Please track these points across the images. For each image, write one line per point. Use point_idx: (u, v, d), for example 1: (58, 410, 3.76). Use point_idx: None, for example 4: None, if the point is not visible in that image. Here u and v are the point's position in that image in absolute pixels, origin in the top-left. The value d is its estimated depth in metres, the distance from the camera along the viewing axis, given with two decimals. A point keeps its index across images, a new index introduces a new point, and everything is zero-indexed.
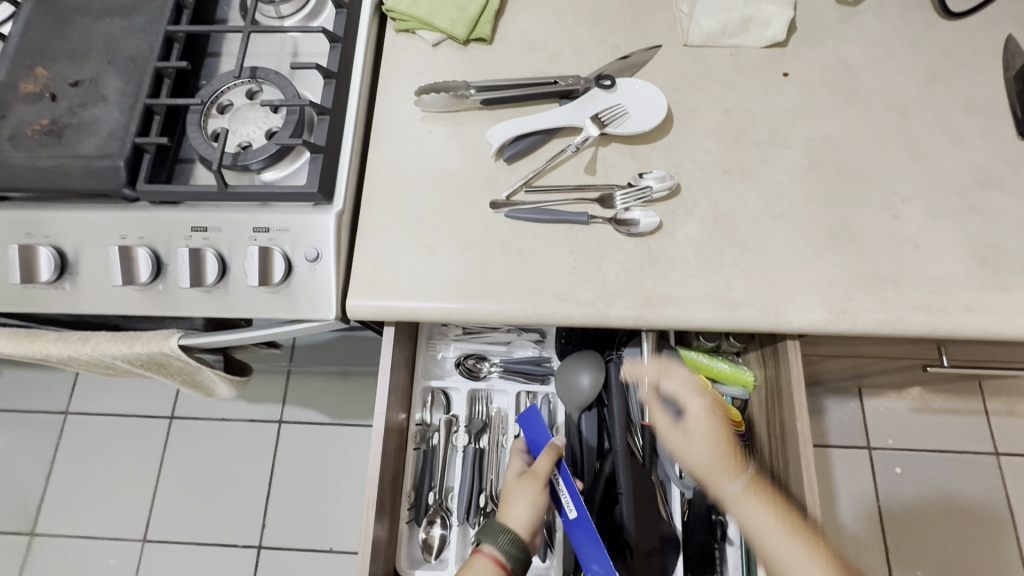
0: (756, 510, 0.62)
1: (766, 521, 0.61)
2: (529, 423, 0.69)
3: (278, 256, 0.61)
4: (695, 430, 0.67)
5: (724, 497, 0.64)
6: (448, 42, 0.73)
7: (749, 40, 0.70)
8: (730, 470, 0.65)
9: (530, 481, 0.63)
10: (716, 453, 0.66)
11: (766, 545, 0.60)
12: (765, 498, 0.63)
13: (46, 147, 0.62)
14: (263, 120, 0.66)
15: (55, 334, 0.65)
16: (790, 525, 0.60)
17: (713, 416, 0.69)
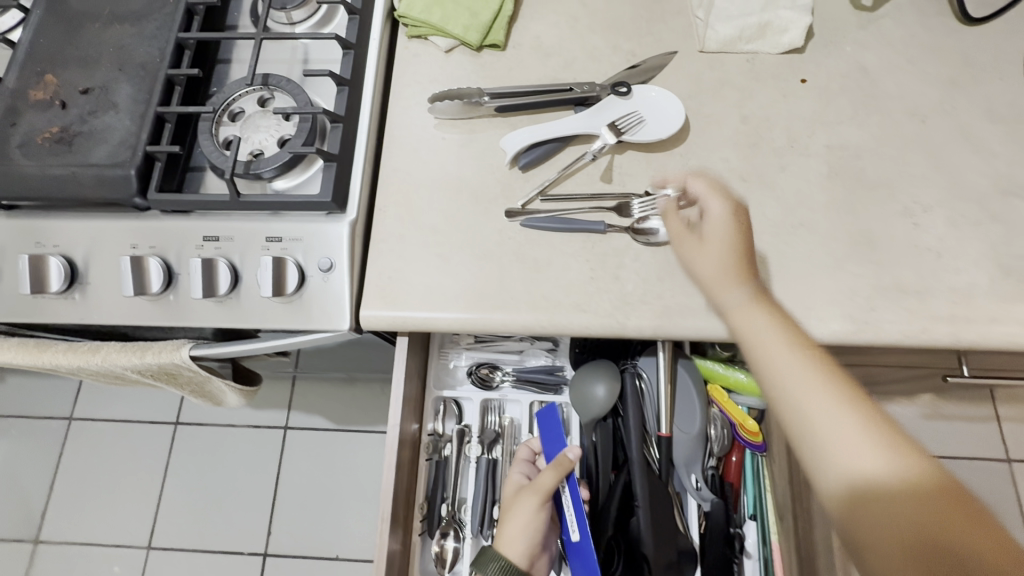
0: (760, 319, 0.49)
1: (771, 334, 0.48)
2: (546, 423, 0.66)
3: (292, 266, 0.60)
4: (714, 215, 0.55)
5: (724, 306, 0.51)
6: (461, 48, 0.72)
7: (765, 47, 0.69)
8: (745, 264, 0.53)
9: (530, 498, 0.62)
10: (727, 246, 0.53)
11: (759, 365, 0.48)
12: (772, 309, 0.50)
13: (57, 156, 0.62)
14: (275, 128, 0.65)
15: (65, 344, 0.64)
16: (793, 333, 0.48)
17: (739, 220, 0.55)
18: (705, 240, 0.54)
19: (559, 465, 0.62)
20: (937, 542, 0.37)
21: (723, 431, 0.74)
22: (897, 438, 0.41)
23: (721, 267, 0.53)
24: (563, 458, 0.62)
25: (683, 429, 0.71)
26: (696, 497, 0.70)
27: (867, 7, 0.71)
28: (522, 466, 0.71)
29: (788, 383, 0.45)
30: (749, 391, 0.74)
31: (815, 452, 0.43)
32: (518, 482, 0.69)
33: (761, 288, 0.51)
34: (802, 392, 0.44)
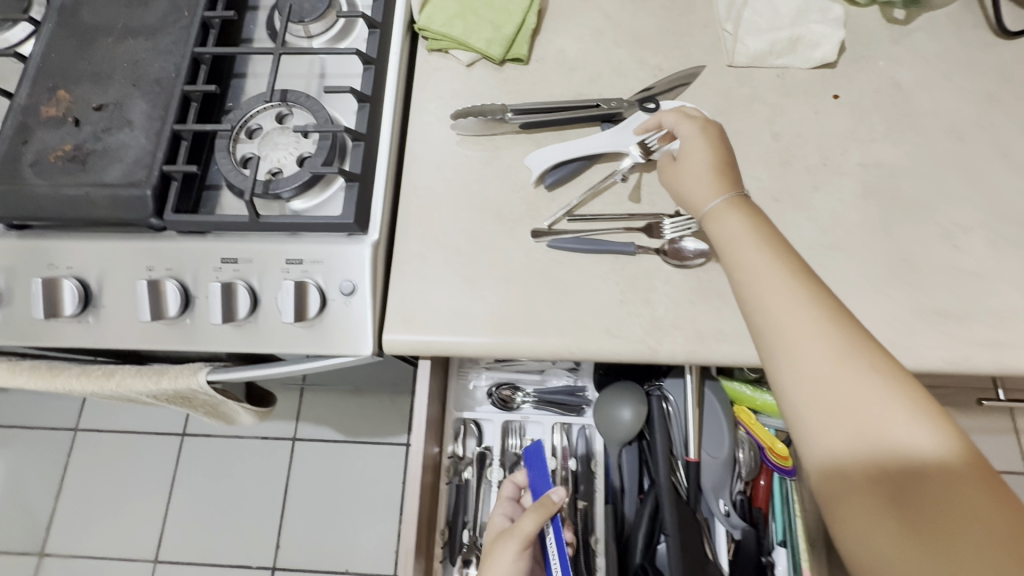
0: (735, 224, 0.50)
1: (742, 235, 0.50)
2: (534, 461, 0.62)
3: (313, 290, 0.58)
4: (687, 135, 0.57)
5: (700, 211, 0.54)
6: (483, 62, 0.71)
7: (797, 61, 0.67)
8: (723, 178, 0.54)
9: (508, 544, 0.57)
10: (707, 163, 0.55)
11: (738, 276, 0.48)
12: (755, 219, 0.51)
13: (70, 175, 0.60)
14: (294, 145, 0.63)
15: (78, 368, 0.62)
16: (777, 245, 0.48)
17: (712, 137, 0.57)
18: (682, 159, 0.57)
19: (540, 507, 0.57)
20: (898, 440, 0.38)
21: (751, 456, 0.74)
22: (863, 338, 0.42)
23: (699, 179, 0.55)
24: (545, 499, 0.58)
25: (711, 454, 0.69)
26: (726, 523, 0.69)
27: (899, 20, 0.69)
28: (504, 506, 0.67)
29: (766, 289, 0.46)
30: (776, 414, 0.73)
31: (783, 355, 0.44)
32: (502, 522, 0.66)
33: (739, 197, 0.52)
34: (776, 293, 0.45)
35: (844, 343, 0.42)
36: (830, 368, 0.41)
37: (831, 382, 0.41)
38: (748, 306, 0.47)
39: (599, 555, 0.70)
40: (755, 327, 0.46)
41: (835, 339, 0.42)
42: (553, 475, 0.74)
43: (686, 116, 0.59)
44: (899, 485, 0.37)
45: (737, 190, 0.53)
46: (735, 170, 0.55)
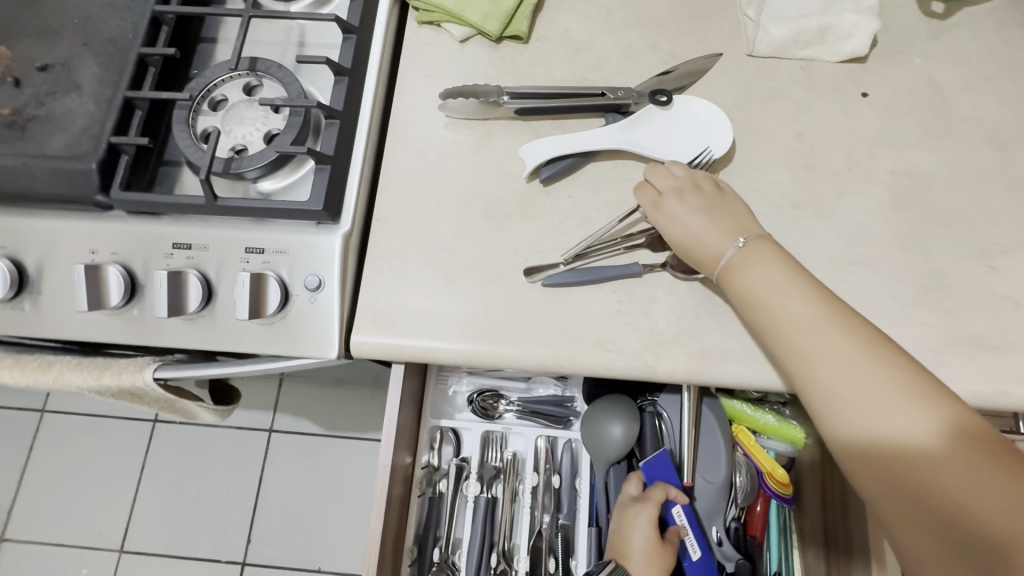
0: (761, 271, 0.48)
1: (769, 283, 0.47)
2: (664, 464, 0.62)
3: (274, 282, 0.52)
4: (671, 209, 0.53)
5: (716, 265, 0.50)
6: (478, 38, 0.64)
7: (824, 54, 0.61)
8: (721, 238, 0.50)
9: (668, 552, 0.57)
10: (700, 222, 0.51)
11: (773, 330, 0.47)
12: (775, 264, 0.48)
13: (6, 143, 0.53)
14: (262, 121, 0.56)
15: (12, 357, 0.56)
16: (808, 287, 0.47)
17: (693, 195, 0.53)
18: (674, 239, 0.52)
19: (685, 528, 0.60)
20: (949, 472, 0.38)
21: (749, 481, 0.67)
22: (914, 377, 0.42)
23: (697, 253, 0.51)
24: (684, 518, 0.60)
25: (706, 477, 0.64)
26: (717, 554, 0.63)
27: (938, 14, 0.63)
28: (650, 508, 0.58)
29: (810, 340, 0.45)
30: (779, 436, 0.68)
31: (837, 407, 0.43)
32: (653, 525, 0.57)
33: (742, 252, 0.49)
34: (820, 343, 0.44)
35: (897, 385, 0.42)
36: (884, 415, 0.41)
37: (879, 419, 0.41)
38: (788, 358, 0.46)
39: None
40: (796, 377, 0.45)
41: (886, 382, 0.42)
42: (534, 491, 0.69)
43: (660, 183, 0.54)
44: (957, 515, 0.37)
45: (739, 240, 0.50)
46: (733, 213, 0.52)
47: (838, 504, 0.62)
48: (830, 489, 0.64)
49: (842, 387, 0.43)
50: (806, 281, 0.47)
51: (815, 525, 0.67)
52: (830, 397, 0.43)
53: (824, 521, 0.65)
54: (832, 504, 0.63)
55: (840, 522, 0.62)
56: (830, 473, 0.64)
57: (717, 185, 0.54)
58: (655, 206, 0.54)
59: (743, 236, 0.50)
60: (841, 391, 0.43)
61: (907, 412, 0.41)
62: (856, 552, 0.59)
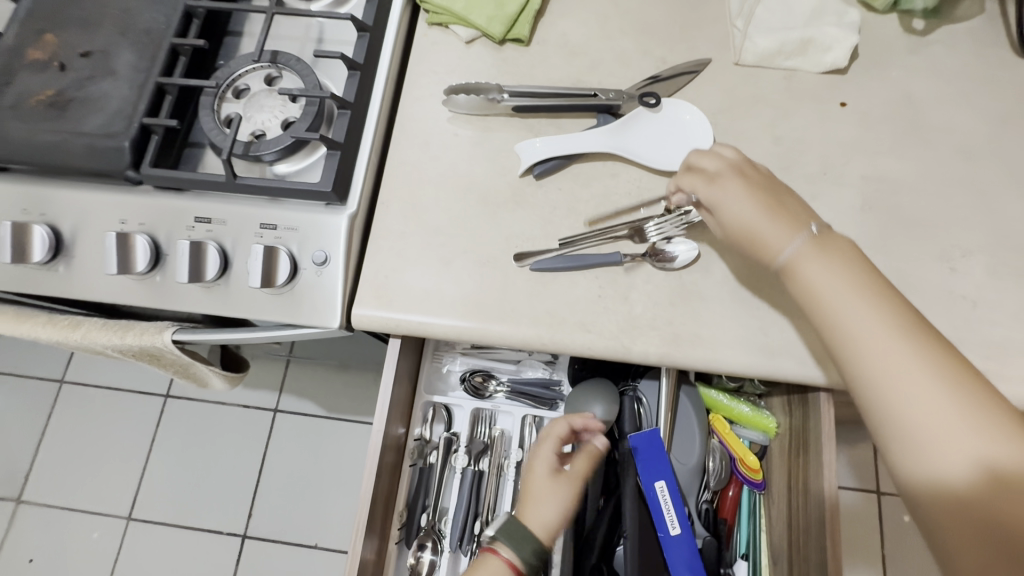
0: (823, 265, 0.46)
1: (831, 278, 0.45)
2: (648, 446, 0.65)
3: (284, 255, 0.57)
4: (726, 193, 0.52)
5: (778, 255, 0.48)
6: (483, 40, 0.68)
7: (806, 64, 0.65)
8: (787, 224, 0.49)
9: (567, 482, 0.58)
10: (762, 211, 0.50)
11: (833, 333, 0.45)
12: (844, 263, 0.46)
13: (48, 121, 0.58)
14: (280, 109, 0.61)
15: (45, 316, 0.62)
16: (876, 293, 0.44)
17: (751, 184, 0.52)
18: (728, 220, 0.52)
19: (594, 453, 0.61)
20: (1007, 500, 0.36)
21: (721, 465, 0.71)
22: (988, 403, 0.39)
23: (758, 235, 0.50)
24: (591, 446, 0.62)
25: (681, 460, 0.69)
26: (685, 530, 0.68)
27: (918, 30, 0.67)
28: (550, 444, 0.60)
29: (876, 352, 0.42)
30: (753, 425, 0.71)
31: (903, 425, 0.40)
32: (551, 459, 0.60)
33: (807, 244, 0.47)
34: (889, 355, 0.42)
35: (960, 401, 0.39)
36: (943, 430, 0.39)
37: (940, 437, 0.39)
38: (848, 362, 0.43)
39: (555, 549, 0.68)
40: (856, 383, 0.43)
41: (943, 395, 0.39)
42: (519, 467, 0.73)
43: (714, 167, 0.54)
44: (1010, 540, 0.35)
45: (809, 229, 0.48)
46: (794, 205, 0.51)
47: (801, 488, 0.62)
48: (796, 473, 0.64)
49: (903, 404, 0.40)
50: (870, 280, 0.45)
51: (781, 511, 0.67)
52: (897, 415, 0.40)
53: (788, 507, 0.65)
54: (795, 489, 0.64)
55: (802, 507, 0.62)
56: (795, 457, 0.65)
57: (772, 180, 0.53)
58: (710, 190, 0.53)
59: (812, 227, 0.49)
60: (904, 407, 0.40)
61: (974, 440, 0.38)
62: (813, 537, 0.59)
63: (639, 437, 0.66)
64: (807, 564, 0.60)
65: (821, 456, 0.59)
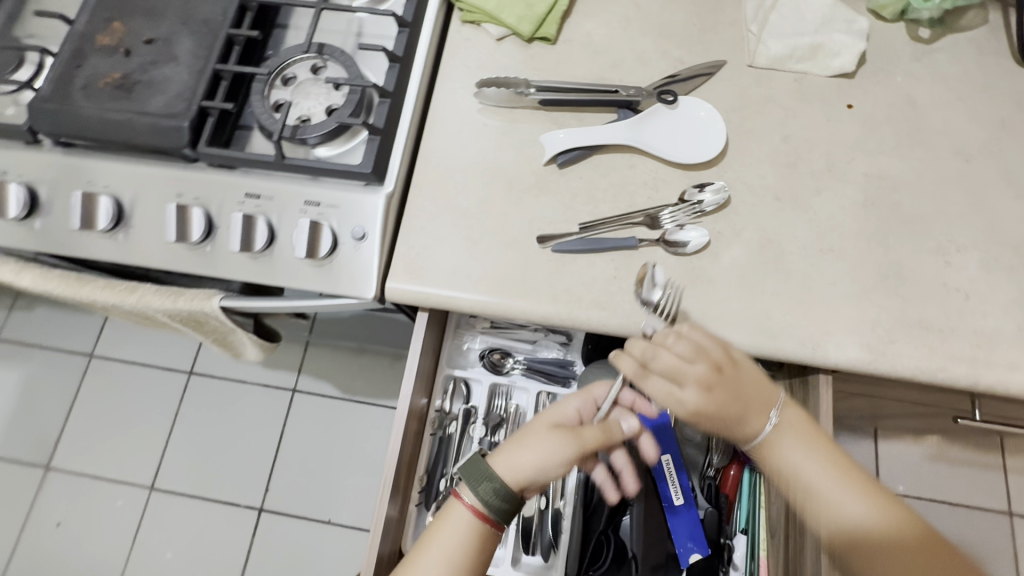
0: (791, 446, 0.54)
1: (801, 459, 0.53)
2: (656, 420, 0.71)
3: (326, 230, 0.62)
4: (692, 399, 0.52)
5: (758, 441, 0.54)
6: (512, 37, 0.73)
7: (815, 68, 0.69)
8: (755, 414, 0.54)
9: (563, 435, 0.54)
10: (729, 406, 0.53)
11: (805, 500, 0.53)
12: (797, 434, 0.54)
13: (115, 101, 0.64)
14: (324, 96, 0.67)
15: (103, 281, 0.67)
16: (820, 449, 0.54)
17: (712, 382, 0.52)
18: (704, 423, 0.54)
19: (614, 432, 0.56)
20: None
21: (724, 444, 0.74)
22: (913, 527, 0.51)
23: (731, 431, 0.54)
24: (615, 424, 0.57)
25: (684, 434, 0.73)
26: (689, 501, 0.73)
27: (923, 38, 0.71)
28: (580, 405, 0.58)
29: (841, 509, 0.51)
30: None
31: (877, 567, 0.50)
32: (573, 415, 0.58)
33: (778, 429, 0.53)
34: (846, 516, 0.51)
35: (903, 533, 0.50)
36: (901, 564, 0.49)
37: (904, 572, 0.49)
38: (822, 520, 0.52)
39: (564, 517, 0.72)
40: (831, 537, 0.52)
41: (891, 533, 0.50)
42: None
43: (668, 364, 0.53)
44: None
45: (774, 414, 0.54)
46: (754, 385, 0.54)
47: None
48: None
49: (874, 550, 0.50)
50: (818, 443, 0.54)
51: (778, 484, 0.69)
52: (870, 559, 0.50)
53: None
54: None
55: None
56: None
57: (727, 359, 0.54)
58: (674, 395, 0.53)
59: (773, 409, 0.54)
60: (874, 552, 0.50)
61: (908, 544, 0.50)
62: None
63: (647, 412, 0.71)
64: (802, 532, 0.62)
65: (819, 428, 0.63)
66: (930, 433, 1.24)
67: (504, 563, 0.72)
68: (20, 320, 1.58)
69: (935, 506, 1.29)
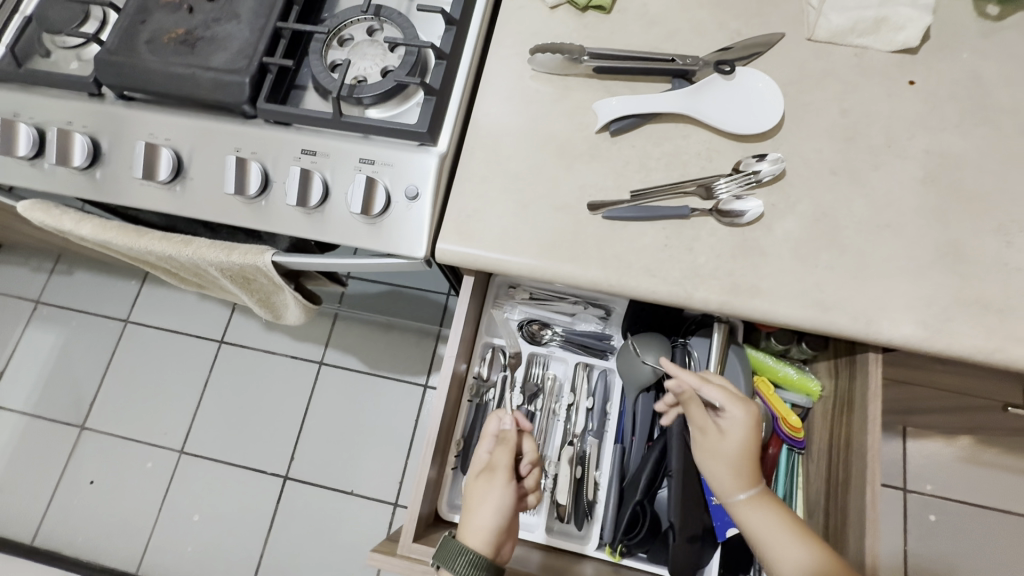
0: (760, 514, 0.57)
1: (766, 524, 0.56)
2: None
3: (381, 188, 0.63)
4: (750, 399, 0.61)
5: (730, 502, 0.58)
6: (567, 6, 0.73)
7: (877, 42, 0.67)
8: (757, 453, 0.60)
9: (490, 478, 0.60)
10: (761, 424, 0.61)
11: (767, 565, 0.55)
12: (772, 507, 0.57)
13: (179, 55, 0.65)
14: (381, 57, 0.67)
15: (160, 233, 0.69)
16: (787, 519, 0.56)
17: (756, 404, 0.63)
18: (743, 424, 0.59)
19: (509, 442, 0.62)
20: None
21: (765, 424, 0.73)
22: None
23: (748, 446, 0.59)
24: (506, 432, 0.63)
25: None
26: None
27: (990, 16, 0.69)
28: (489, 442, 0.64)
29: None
30: (796, 388, 0.74)
31: None
32: (484, 459, 0.64)
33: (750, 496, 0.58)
34: None
35: None
36: None
37: None
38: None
39: (599, 487, 0.73)
40: None
41: None
42: (569, 409, 0.78)
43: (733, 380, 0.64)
44: None
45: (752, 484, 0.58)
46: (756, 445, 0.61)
47: (842, 445, 0.66)
48: (838, 432, 0.67)
49: None
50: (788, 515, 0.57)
51: (819, 469, 0.70)
52: None
53: (827, 467, 0.68)
54: (837, 445, 0.67)
55: (842, 461, 0.65)
56: (839, 416, 0.68)
57: None
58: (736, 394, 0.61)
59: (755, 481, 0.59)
60: None
61: None
62: (851, 489, 0.62)
63: None
64: (844, 513, 0.63)
65: (866, 412, 0.62)
66: (962, 433, 1.23)
67: (538, 529, 0.74)
68: (59, 284, 1.63)
69: (964, 508, 1.27)
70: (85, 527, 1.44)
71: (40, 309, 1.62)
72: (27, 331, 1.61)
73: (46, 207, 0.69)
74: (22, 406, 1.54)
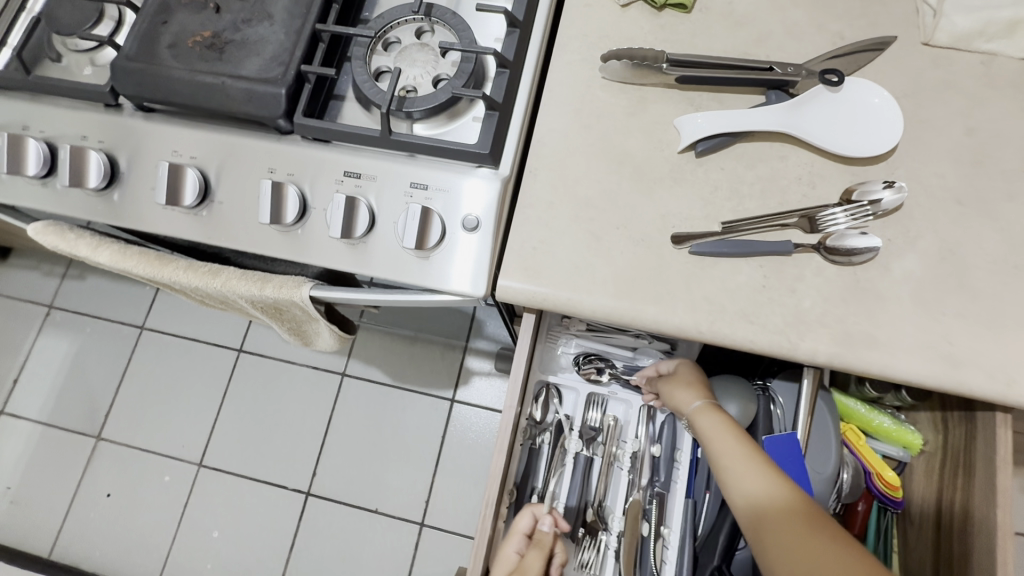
0: (714, 417, 0.56)
1: (719, 426, 0.55)
2: (789, 455, 0.60)
3: (437, 218, 0.55)
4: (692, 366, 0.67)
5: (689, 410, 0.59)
6: (640, 4, 0.64)
7: (1008, 49, 0.58)
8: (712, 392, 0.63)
9: None
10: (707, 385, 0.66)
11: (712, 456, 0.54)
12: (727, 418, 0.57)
13: (206, 62, 0.57)
14: (433, 64, 0.59)
15: (185, 261, 0.62)
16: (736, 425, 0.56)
17: None
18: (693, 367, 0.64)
19: (544, 545, 0.60)
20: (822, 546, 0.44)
21: (857, 480, 0.66)
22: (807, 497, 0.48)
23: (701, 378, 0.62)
24: (540, 536, 0.61)
25: (817, 470, 0.63)
26: None
27: None
28: (516, 540, 0.61)
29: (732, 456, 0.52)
30: (891, 439, 0.67)
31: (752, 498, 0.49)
32: (513, 559, 0.60)
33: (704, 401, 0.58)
34: (748, 466, 0.51)
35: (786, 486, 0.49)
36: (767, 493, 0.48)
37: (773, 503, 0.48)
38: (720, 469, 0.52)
39: (669, 545, 0.67)
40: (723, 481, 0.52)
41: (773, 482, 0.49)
42: (633, 458, 0.70)
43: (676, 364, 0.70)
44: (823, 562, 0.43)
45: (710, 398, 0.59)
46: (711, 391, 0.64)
47: (958, 510, 0.58)
48: (950, 494, 0.60)
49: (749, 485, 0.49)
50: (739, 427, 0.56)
51: (924, 533, 0.63)
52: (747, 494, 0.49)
53: (936, 531, 0.61)
54: (949, 511, 0.59)
55: (959, 531, 0.58)
56: (948, 476, 0.60)
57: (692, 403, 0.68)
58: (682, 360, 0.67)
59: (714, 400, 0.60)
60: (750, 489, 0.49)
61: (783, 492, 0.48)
62: (974, 564, 0.55)
63: (775, 446, 0.61)
64: None
65: (992, 479, 0.54)
66: None
67: None
68: (72, 289, 1.57)
69: None
70: (101, 542, 1.40)
71: (53, 315, 1.56)
72: (40, 337, 1.55)
73: (59, 229, 0.62)
74: (36, 414, 1.49)
